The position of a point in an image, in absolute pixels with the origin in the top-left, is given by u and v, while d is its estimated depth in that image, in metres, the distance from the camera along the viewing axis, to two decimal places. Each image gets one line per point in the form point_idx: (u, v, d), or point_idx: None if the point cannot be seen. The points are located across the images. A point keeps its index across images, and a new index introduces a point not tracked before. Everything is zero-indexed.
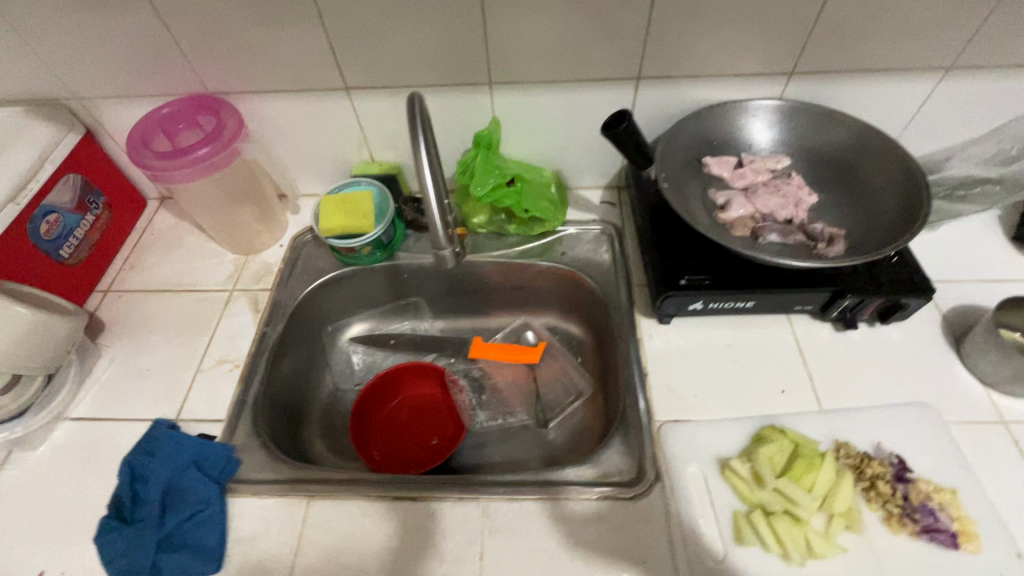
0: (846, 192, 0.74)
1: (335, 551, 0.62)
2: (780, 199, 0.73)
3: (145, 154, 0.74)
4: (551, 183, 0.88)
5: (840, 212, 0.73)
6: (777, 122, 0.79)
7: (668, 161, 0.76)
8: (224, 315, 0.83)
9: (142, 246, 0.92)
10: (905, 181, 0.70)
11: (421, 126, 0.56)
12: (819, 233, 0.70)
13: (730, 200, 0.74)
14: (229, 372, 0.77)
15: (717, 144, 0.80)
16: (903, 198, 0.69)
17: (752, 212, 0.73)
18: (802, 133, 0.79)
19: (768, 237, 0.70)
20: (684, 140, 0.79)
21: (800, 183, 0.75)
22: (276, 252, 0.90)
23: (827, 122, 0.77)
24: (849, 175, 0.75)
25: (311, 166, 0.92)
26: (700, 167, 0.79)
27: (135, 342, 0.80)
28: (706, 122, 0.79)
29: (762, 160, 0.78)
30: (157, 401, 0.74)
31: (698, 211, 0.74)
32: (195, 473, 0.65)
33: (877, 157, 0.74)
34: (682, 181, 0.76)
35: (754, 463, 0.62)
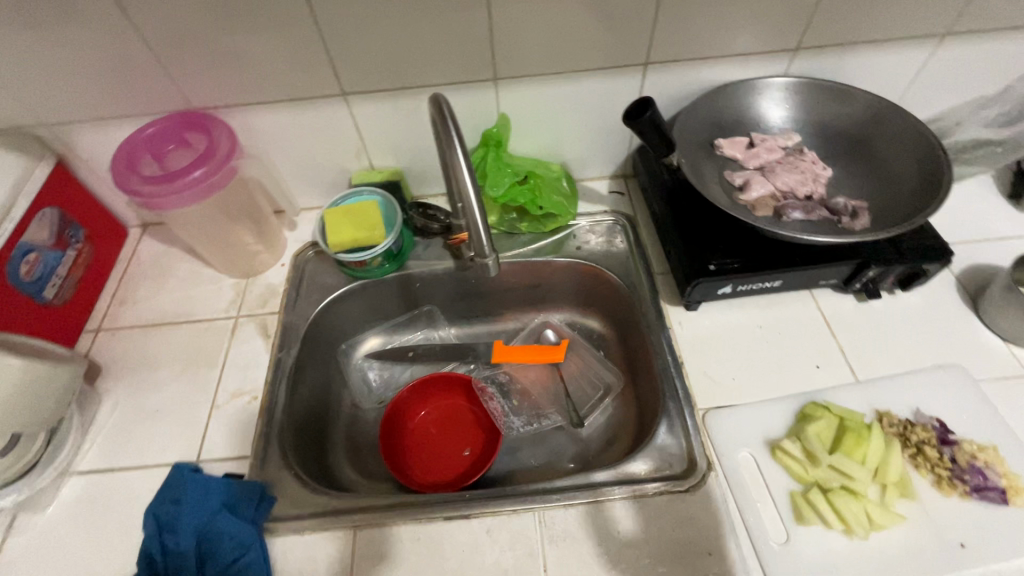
0: (861, 164, 0.75)
1: None
2: (799, 176, 0.73)
3: (133, 179, 0.68)
4: (561, 177, 0.86)
5: (858, 185, 0.74)
6: (785, 99, 0.79)
7: (684, 146, 0.75)
8: (232, 344, 0.78)
9: (131, 278, 0.86)
10: (921, 150, 0.71)
11: (452, 127, 0.53)
12: (842, 207, 0.70)
13: (748, 181, 0.74)
14: (248, 405, 0.72)
15: (728, 125, 0.80)
16: (921, 167, 0.70)
17: (772, 191, 0.73)
18: (811, 108, 0.79)
19: (792, 215, 0.70)
20: (696, 123, 0.78)
21: (814, 158, 0.76)
22: (279, 271, 0.85)
23: (837, 96, 0.77)
24: (862, 147, 0.76)
25: (307, 179, 0.87)
26: (713, 150, 0.78)
27: (139, 383, 0.75)
28: (716, 104, 0.78)
29: (774, 138, 0.78)
30: (173, 443, 0.69)
31: (719, 194, 0.74)
32: (228, 516, 0.61)
33: (889, 128, 0.74)
34: (699, 165, 0.76)
35: (806, 442, 0.62)
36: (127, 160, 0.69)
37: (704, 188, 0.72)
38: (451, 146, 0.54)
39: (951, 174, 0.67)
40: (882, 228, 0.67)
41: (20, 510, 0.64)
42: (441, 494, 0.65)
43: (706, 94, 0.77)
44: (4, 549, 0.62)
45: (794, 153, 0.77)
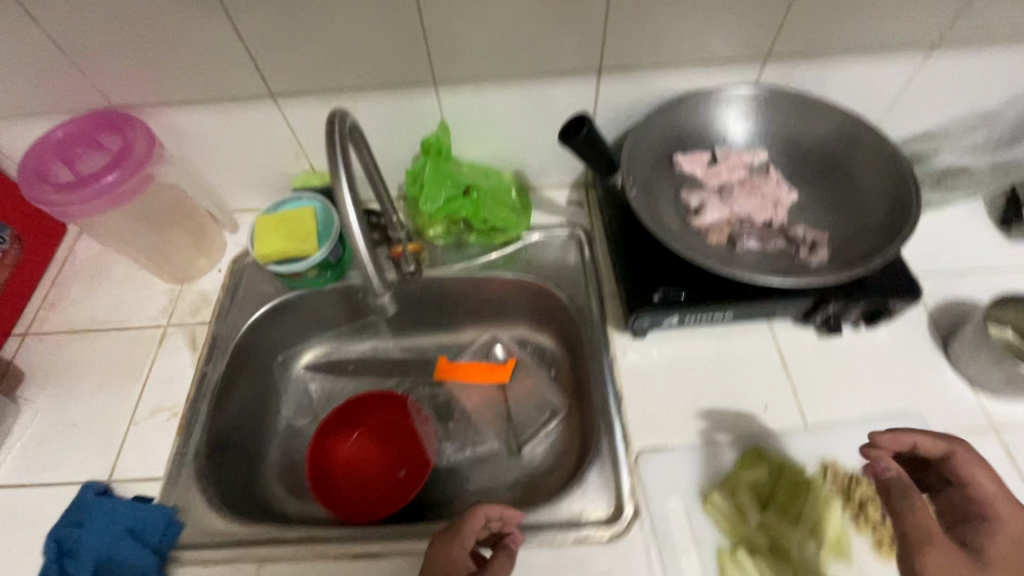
0: (831, 188, 0.69)
1: None
2: (757, 201, 0.68)
3: (42, 187, 0.64)
4: (512, 188, 0.80)
5: (824, 212, 0.68)
6: (750, 111, 0.72)
7: (637, 162, 0.70)
8: (158, 355, 0.75)
9: (64, 279, 0.83)
10: (895, 179, 0.65)
11: (341, 148, 0.47)
12: (802, 238, 0.64)
13: (704, 204, 0.68)
14: (167, 422, 0.69)
15: (689, 138, 0.73)
16: (892, 198, 0.64)
17: (728, 216, 0.68)
18: (783, 123, 0.72)
19: (747, 244, 0.65)
20: (655, 136, 0.72)
21: (778, 180, 0.70)
22: (215, 278, 0.82)
23: (811, 112, 0.71)
24: (834, 169, 0.70)
25: (245, 181, 0.83)
26: (672, 166, 0.72)
27: (60, 393, 0.73)
28: (679, 115, 0.72)
29: (738, 155, 0.71)
30: (87, 460, 0.67)
31: (671, 217, 0.68)
32: (131, 543, 0.59)
33: (863, 150, 0.68)
34: (653, 184, 0.70)
35: (737, 497, 0.59)
36: (35, 168, 0.66)
37: (654, 211, 0.67)
38: (337, 169, 0.47)
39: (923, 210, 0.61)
40: (842, 266, 0.62)
41: None
42: (354, 529, 0.63)
43: (666, 104, 0.71)
44: None
45: (759, 173, 0.71)
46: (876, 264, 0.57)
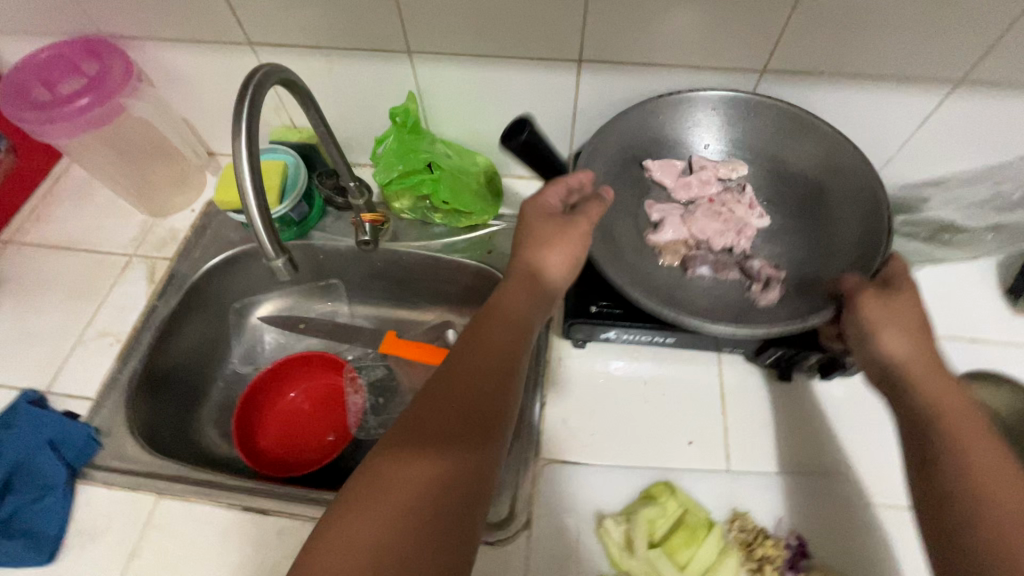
0: (804, 218, 0.65)
1: (172, 558, 0.58)
2: (721, 224, 0.64)
3: (20, 106, 0.67)
4: (481, 171, 0.78)
5: (791, 242, 0.64)
6: (735, 120, 0.67)
7: (598, 160, 0.65)
8: (118, 282, 0.78)
9: (53, 196, 0.87)
10: (871, 220, 0.60)
11: (249, 93, 0.46)
12: (756, 272, 0.61)
13: (663, 219, 0.65)
14: (110, 346, 0.72)
15: (664, 142, 0.69)
16: (862, 244, 0.59)
17: (685, 236, 0.64)
18: (770, 137, 0.67)
19: (697, 270, 0.62)
20: (627, 135, 0.67)
21: (751, 202, 0.65)
22: (186, 217, 0.84)
23: (799, 131, 0.65)
24: (813, 198, 0.65)
25: (227, 127, 0.83)
26: (641, 170, 0.68)
27: (25, 301, 0.77)
28: (657, 115, 0.67)
29: (715, 166, 0.67)
30: (32, 369, 0.71)
31: (626, 227, 0.65)
32: (47, 453, 0.62)
33: (846, 183, 0.63)
34: (614, 186, 0.66)
35: (631, 526, 0.56)
36: (18, 90, 0.69)
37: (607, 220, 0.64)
38: (240, 115, 0.45)
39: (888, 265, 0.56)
40: (789, 309, 0.59)
41: None
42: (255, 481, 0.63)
43: (641, 103, 0.65)
44: None
45: (732, 190, 0.66)
46: (812, 321, 0.54)
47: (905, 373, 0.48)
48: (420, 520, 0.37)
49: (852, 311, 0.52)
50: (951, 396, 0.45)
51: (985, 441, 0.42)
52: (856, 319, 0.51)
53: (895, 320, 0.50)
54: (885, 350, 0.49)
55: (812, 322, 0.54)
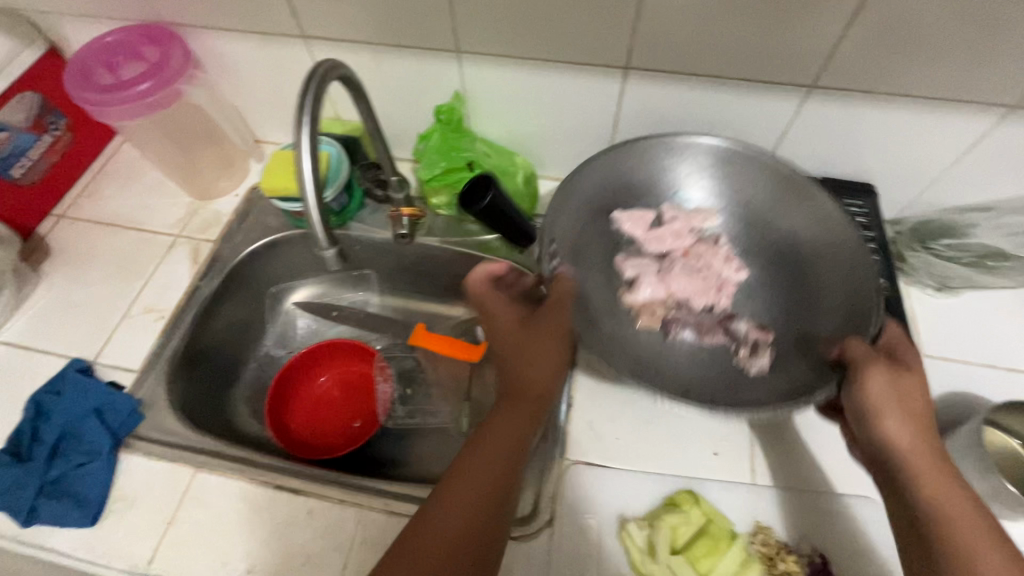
0: (782, 275, 0.64)
1: (206, 529, 0.60)
2: (698, 283, 0.65)
3: (85, 86, 0.70)
4: (519, 171, 0.78)
5: (770, 300, 0.64)
6: (708, 168, 0.67)
7: (564, 216, 0.66)
8: (164, 261, 0.81)
9: (105, 174, 0.90)
10: (855, 278, 0.59)
11: (313, 85, 0.48)
12: (743, 335, 0.62)
13: (639, 278, 0.65)
14: (153, 322, 0.75)
15: (635, 188, 0.69)
16: (849, 303, 0.58)
17: (664, 294, 0.65)
18: (740, 189, 0.67)
19: (680, 335, 0.63)
20: (597, 184, 0.68)
21: (726, 256, 0.66)
22: (230, 201, 0.86)
23: (773, 180, 0.65)
24: (786, 256, 0.64)
25: (274, 116, 0.86)
26: (610, 222, 0.69)
27: (75, 274, 0.80)
28: (625, 160, 0.67)
29: (682, 217, 0.68)
30: (81, 339, 0.74)
31: (601, 288, 0.66)
32: (93, 421, 0.65)
33: (825, 239, 0.62)
34: (586, 240, 0.67)
35: (653, 532, 0.56)
36: (83, 70, 0.72)
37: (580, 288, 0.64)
38: (304, 106, 0.48)
39: (880, 331, 0.55)
40: (776, 376, 0.59)
41: None
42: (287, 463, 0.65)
43: (613, 145, 0.67)
44: None
45: (706, 243, 0.67)
46: (814, 398, 0.52)
47: (906, 471, 0.47)
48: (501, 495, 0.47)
49: (859, 396, 0.50)
50: (956, 499, 0.45)
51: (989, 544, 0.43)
52: (859, 400, 0.50)
53: (900, 408, 0.49)
54: (890, 441, 0.48)
55: (814, 399, 0.52)
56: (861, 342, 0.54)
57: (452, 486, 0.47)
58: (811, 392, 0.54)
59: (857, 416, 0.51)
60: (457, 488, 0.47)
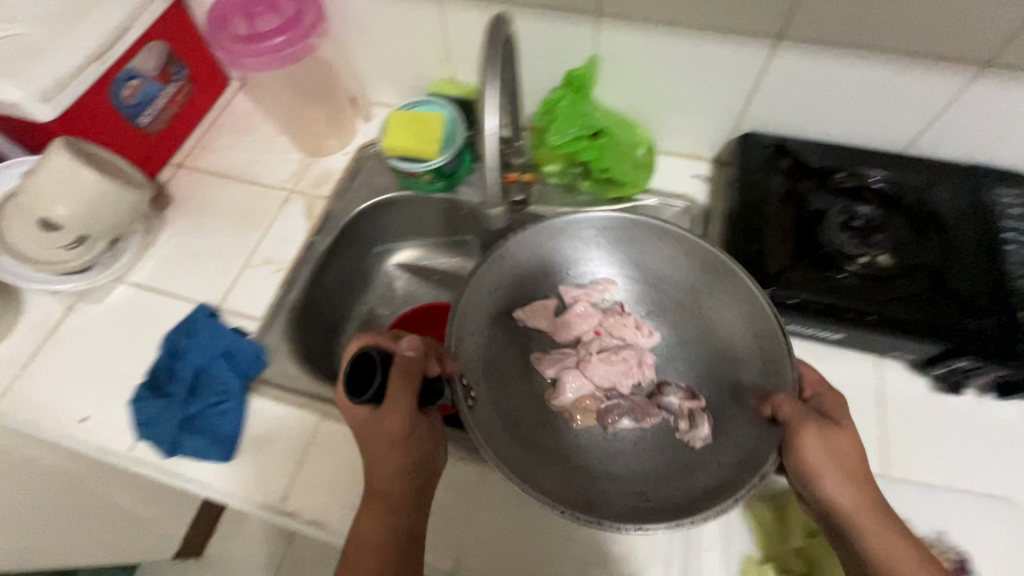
0: (698, 341, 0.66)
1: (333, 474, 0.63)
2: (618, 368, 0.64)
3: (224, 35, 0.71)
4: (641, 144, 0.77)
5: (694, 359, 0.67)
6: (593, 242, 0.70)
7: (473, 335, 0.64)
8: (279, 215, 0.82)
9: (218, 127, 0.92)
10: (757, 325, 0.60)
11: (495, 46, 0.52)
12: (677, 408, 0.62)
13: (559, 376, 0.65)
14: (273, 274, 0.77)
15: (536, 272, 0.71)
16: (761, 345, 0.60)
17: (590, 388, 0.64)
18: (631, 250, 0.69)
19: (619, 425, 0.62)
20: (496, 287, 0.68)
21: (636, 324, 0.68)
22: (340, 159, 0.87)
23: (658, 242, 0.67)
24: (696, 315, 0.67)
25: (388, 76, 0.85)
26: (516, 321, 0.70)
27: (196, 222, 0.83)
28: (522, 247, 0.68)
29: (579, 297, 0.70)
30: (205, 285, 0.77)
31: (525, 395, 0.66)
32: (224, 364, 0.68)
33: (727, 304, 0.63)
34: (500, 351, 0.68)
35: (784, 515, 0.57)
36: (221, 19, 0.73)
37: (503, 405, 0.63)
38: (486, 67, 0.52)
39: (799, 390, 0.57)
40: (724, 445, 0.58)
41: (80, 299, 0.76)
42: None
43: (501, 239, 0.66)
44: (64, 325, 0.75)
45: (613, 312, 0.69)
46: (764, 469, 0.52)
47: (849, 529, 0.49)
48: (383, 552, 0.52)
49: (800, 458, 0.52)
50: (897, 548, 0.48)
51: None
52: (798, 464, 0.52)
53: (839, 467, 0.50)
54: (833, 501, 0.50)
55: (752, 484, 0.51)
56: (788, 398, 0.55)
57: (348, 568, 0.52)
58: (758, 465, 0.53)
59: (799, 475, 0.52)
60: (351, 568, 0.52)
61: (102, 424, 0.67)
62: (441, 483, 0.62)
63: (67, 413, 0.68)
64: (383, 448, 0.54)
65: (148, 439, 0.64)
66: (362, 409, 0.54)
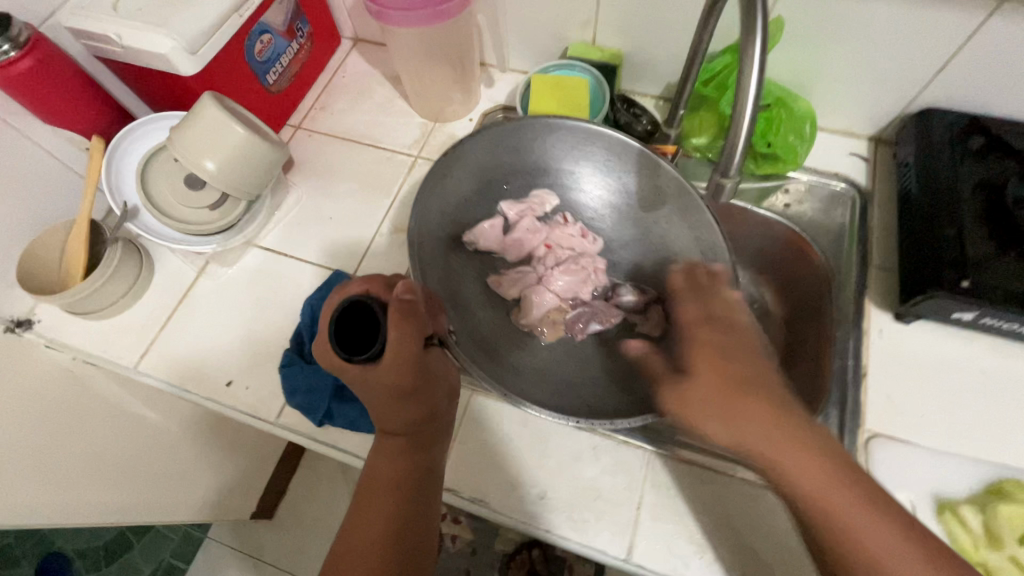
0: (637, 240, 0.72)
1: (495, 451, 0.61)
2: (578, 276, 0.67)
3: None
4: (807, 118, 0.70)
5: (631, 260, 0.72)
6: (530, 147, 0.71)
7: (432, 267, 0.65)
8: (407, 181, 0.79)
9: (334, 87, 0.89)
10: (693, 222, 0.66)
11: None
12: (632, 305, 0.67)
13: (523, 296, 0.67)
14: (406, 243, 0.74)
15: (484, 188, 0.71)
16: (698, 238, 0.66)
17: (556, 303, 0.66)
18: (558, 154, 0.71)
19: (588, 330, 0.67)
20: (437, 213, 0.67)
21: (580, 230, 0.70)
22: (464, 125, 0.83)
23: (579, 142, 0.70)
24: (631, 216, 0.72)
25: (522, 38, 0.80)
26: (466, 245, 0.69)
27: (320, 187, 0.80)
28: (459, 161, 0.68)
29: (526, 212, 0.70)
30: (338, 252, 0.74)
31: (492, 317, 0.68)
32: None
33: (668, 207, 0.68)
34: (458, 276, 0.67)
35: (991, 518, 0.52)
36: None
37: (471, 328, 0.65)
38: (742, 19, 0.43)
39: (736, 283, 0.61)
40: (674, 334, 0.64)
41: (210, 260, 0.74)
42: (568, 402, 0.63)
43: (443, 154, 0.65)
44: (196, 286, 0.73)
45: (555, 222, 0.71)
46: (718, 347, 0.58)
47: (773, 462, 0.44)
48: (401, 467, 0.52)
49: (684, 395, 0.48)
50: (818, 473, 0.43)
51: (904, 554, 0.40)
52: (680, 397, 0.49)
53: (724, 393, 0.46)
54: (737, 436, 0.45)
55: None
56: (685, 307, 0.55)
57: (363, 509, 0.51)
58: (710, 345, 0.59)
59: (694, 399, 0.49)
60: (365, 507, 0.51)
61: (250, 388, 0.66)
62: (603, 467, 0.60)
63: (214, 376, 0.67)
64: (386, 398, 0.50)
65: (297, 407, 0.63)
66: (356, 364, 0.46)
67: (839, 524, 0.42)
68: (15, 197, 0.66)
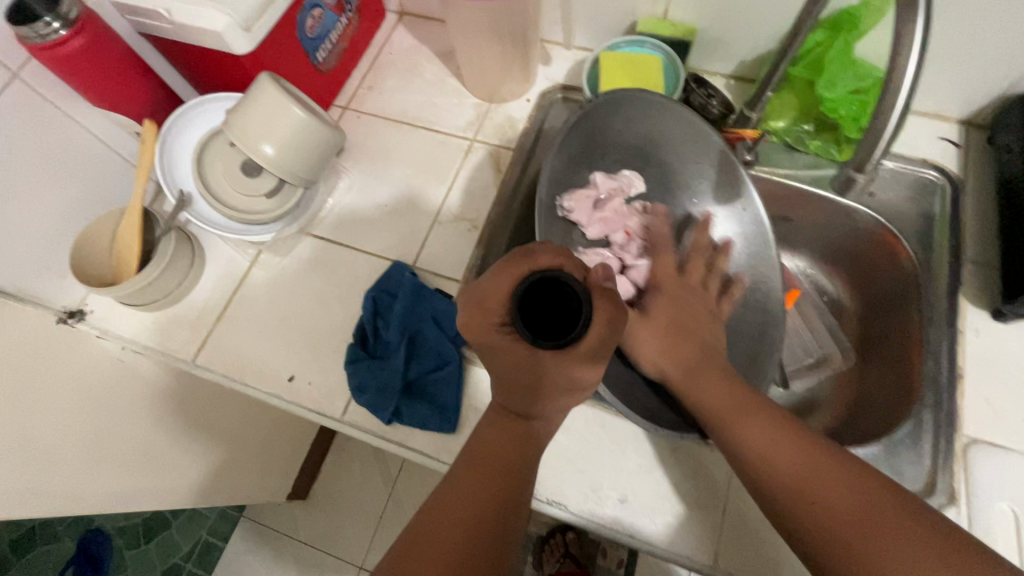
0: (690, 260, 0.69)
1: (570, 452, 0.59)
2: None
3: None
4: None
5: None
6: (647, 129, 0.66)
7: None
8: (463, 166, 0.76)
9: (381, 64, 0.84)
10: (755, 256, 0.65)
11: None
12: None
13: None
14: (467, 233, 0.71)
15: (592, 152, 0.66)
16: (756, 272, 0.65)
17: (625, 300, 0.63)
18: (668, 147, 0.66)
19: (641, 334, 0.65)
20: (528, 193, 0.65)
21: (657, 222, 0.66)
22: (522, 105, 0.79)
23: (702, 159, 0.66)
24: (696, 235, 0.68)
25: (586, 11, 0.75)
26: (558, 209, 0.64)
27: (373, 171, 0.76)
28: (586, 121, 0.63)
29: (615, 191, 0.65)
30: (395, 242, 0.72)
31: None
32: (434, 328, 0.64)
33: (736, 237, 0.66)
34: None
35: None
36: None
37: None
38: None
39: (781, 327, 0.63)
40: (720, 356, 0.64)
41: (263, 250, 0.72)
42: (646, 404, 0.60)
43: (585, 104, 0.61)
44: (248, 277, 0.71)
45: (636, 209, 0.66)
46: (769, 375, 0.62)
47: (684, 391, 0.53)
48: (499, 453, 0.42)
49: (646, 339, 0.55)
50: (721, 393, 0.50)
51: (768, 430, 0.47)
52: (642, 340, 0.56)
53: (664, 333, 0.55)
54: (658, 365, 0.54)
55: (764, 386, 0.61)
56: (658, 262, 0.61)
57: (434, 517, 0.41)
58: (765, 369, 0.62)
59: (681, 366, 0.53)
60: (445, 503, 0.41)
61: (311, 384, 0.64)
62: (686, 472, 0.57)
63: (274, 370, 0.66)
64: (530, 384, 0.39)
65: (365, 406, 0.61)
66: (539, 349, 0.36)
67: (737, 439, 0.48)
68: (65, 184, 0.64)
